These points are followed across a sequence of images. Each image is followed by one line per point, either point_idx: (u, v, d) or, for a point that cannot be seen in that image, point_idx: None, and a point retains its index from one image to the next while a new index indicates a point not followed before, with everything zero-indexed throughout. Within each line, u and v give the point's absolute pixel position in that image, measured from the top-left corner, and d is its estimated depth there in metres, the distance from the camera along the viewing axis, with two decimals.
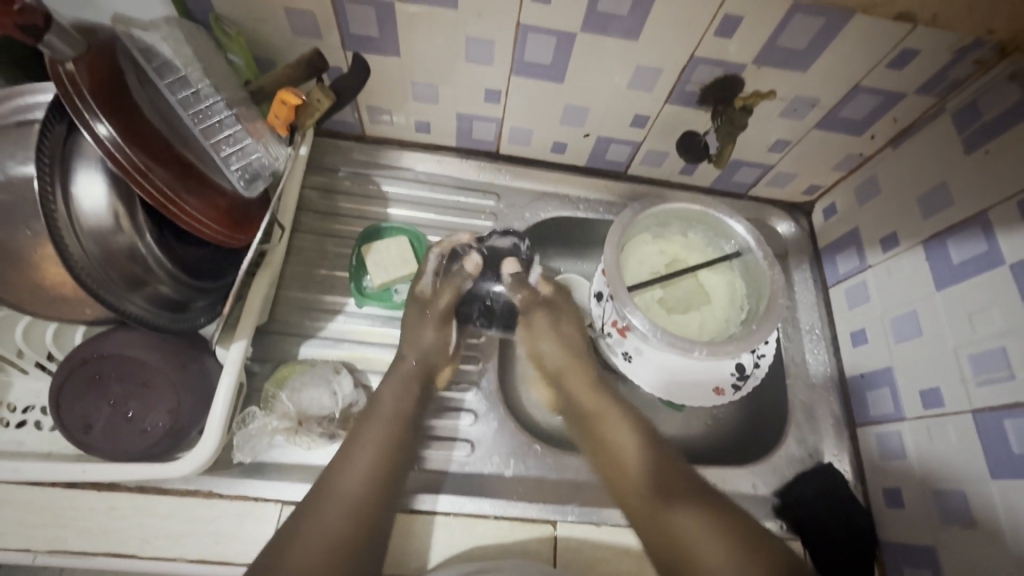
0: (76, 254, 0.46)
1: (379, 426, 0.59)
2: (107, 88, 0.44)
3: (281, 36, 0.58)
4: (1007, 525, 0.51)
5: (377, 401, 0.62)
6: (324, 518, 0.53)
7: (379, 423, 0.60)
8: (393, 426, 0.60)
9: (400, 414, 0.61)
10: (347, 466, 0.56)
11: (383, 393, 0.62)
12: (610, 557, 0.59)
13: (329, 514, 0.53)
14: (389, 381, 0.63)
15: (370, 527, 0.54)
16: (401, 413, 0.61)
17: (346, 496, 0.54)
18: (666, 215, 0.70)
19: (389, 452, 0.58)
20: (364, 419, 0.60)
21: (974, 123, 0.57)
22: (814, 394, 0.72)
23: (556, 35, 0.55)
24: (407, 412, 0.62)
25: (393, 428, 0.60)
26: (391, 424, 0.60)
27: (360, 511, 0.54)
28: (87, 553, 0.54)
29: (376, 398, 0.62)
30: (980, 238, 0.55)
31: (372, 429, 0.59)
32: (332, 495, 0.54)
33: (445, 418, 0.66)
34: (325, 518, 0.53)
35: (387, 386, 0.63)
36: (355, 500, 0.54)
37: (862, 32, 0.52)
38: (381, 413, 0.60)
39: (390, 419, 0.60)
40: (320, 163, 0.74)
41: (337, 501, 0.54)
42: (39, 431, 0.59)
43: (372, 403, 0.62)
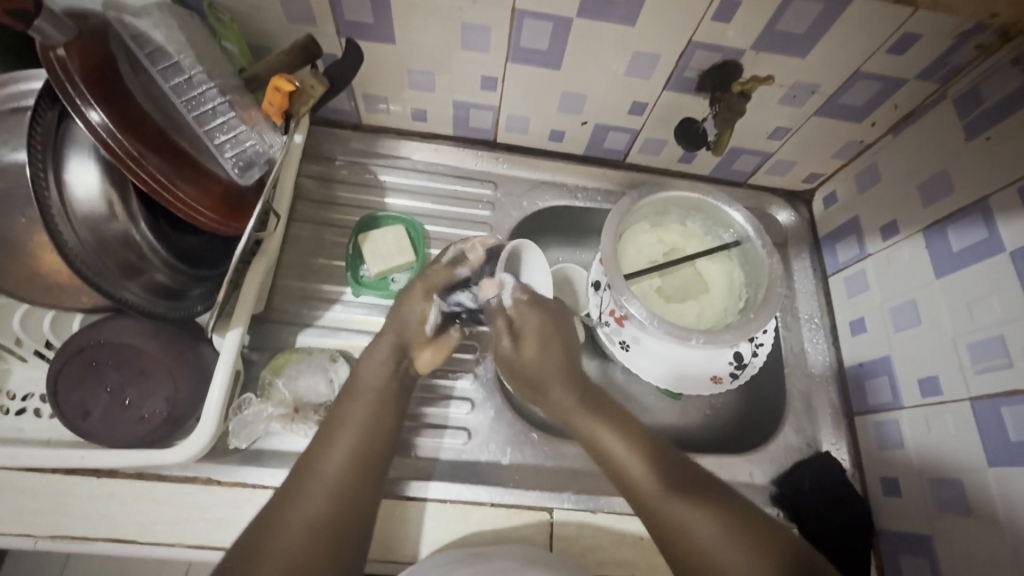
0: (70, 241, 0.47)
1: (358, 407, 0.58)
2: (98, 73, 0.43)
3: (276, 23, 0.58)
4: (1004, 513, 0.51)
5: (355, 381, 0.61)
6: (306, 502, 0.52)
7: (358, 405, 0.59)
8: (371, 408, 0.59)
9: (379, 394, 0.60)
10: (327, 448, 0.55)
11: (362, 374, 0.61)
12: (606, 545, 0.59)
13: (310, 496, 0.52)
14: (368, 361, 0.62)
15: (354, 509, 0.53)
16: (381, 394, 0.60)
17: (326, 478, 0.53)
18: (665, 204, 0.70)
19: (368, 433, 0.57)
20: (344, 401, 0.59)
21: (976, 109, 0.56)
22: (812, 383, 0.72)
23: (553, 21, 0.55)
24: (386, 393, 0.60)
25: (372, 409, 0.59)
26: (370, 405, 0.59)
27: (342, 493, 0.53)
28: (87, 538, 0.55)
29: (355, 378, 0.61)
30: (980, 226, 0.55)
31: (351, 411, 0.58)
32: (313, 478, 0.53)
33: (436, 406, 0.67)
34: (306, 503, 0.52)
35: (365, 365, 0.61)
36: (337, 481, 0.53)
37: (862, 15, 0.51)
38: (360, 394, 0.59)
39: (369, 400, 0.59)
40: (318, 152, 0.74)
41: (318, 483, 0.53)
42: (39, 418, 0.59)
43: (351, 384, 0.61)
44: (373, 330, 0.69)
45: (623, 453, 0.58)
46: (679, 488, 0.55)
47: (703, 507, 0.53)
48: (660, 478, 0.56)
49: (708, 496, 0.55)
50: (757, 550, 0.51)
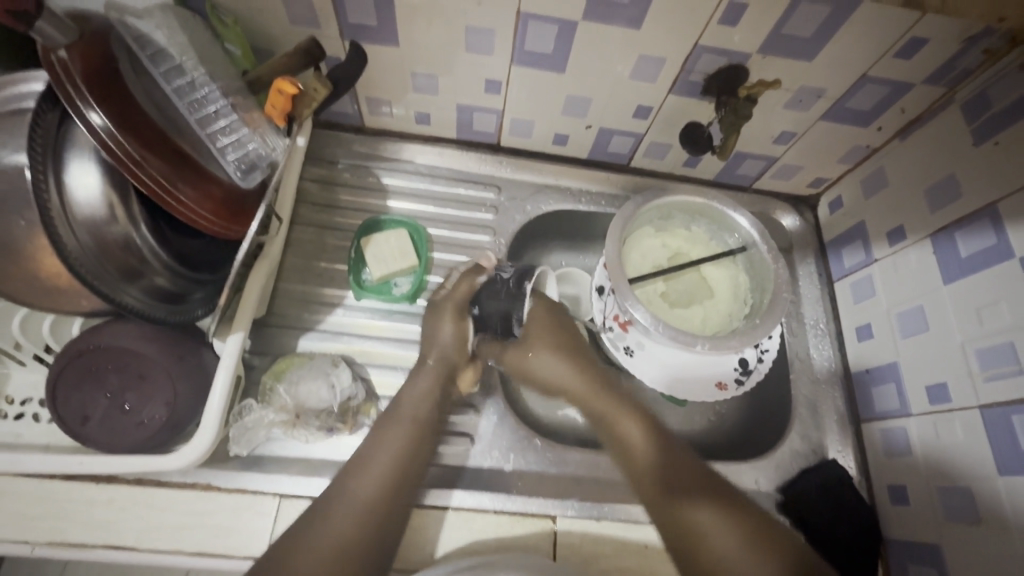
0: (70, 245, 0.46)
1: (398, 431, 0.57)
2: (100, 76, 0.43)
3: (279, 26, 0.57)
4: (1014, 523, 0.50)
5: (397, 405, 0.59)
6: (334, 528, 0.51)
7: (398, 428, 0.58)
8: (411, 436, 0.57)
9: (419, 422, 0.59)
10: (363, 473, 0.54)
11: (405, 396, 0.60)
12: (610, 553, 0.58)
13: (339, 524, 0.51)
14: (411, 383, 0.61)
15: (378, 542, 0.52)
16: (421, 421, 0.59)
17: (358, 507, 0.52)
18: (669, 208, 0.69)
19: (406, 463, 0.56)
20: (381, 424, 0.58)
21: (984, 114, 0.56)
22: (818, 389, 0.71)
23: (558, 24, 0.55)
24: (427, 420, 0.59)
25: (414, 435, 0.58)
26: (410, 433, 0.58)
27: (372, 524, 0.52)
28: (84, 545, 0.54)
29: (397, 400, 0.60)
30: (989, 232, 0.54)
31: (390, 437, 0.57)
32: (345, 504, 0.52)
33: (460, 414, 0.66)
34: (335, 529, 0.51)
35: (407, 391, 0.60)
36: (369, 512, 0.52)
37: (870, 19, 0.51)
38: (400, 419, 0.58)
39: (409, 428, 0.58)
40: (320, 155, 0.73)
41: (346, 509, 0.52)
42: (37, 423, 0.59)
43: (392, 408, 0.60)
44: (376, 335, 0.69)
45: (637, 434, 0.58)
46: (691, 484, 0.54)
47: (721, 514, 0.52)
48: (670, 477, 0.55)
49: (716, 494, 0.53)
50: (773, 556, 0.49)
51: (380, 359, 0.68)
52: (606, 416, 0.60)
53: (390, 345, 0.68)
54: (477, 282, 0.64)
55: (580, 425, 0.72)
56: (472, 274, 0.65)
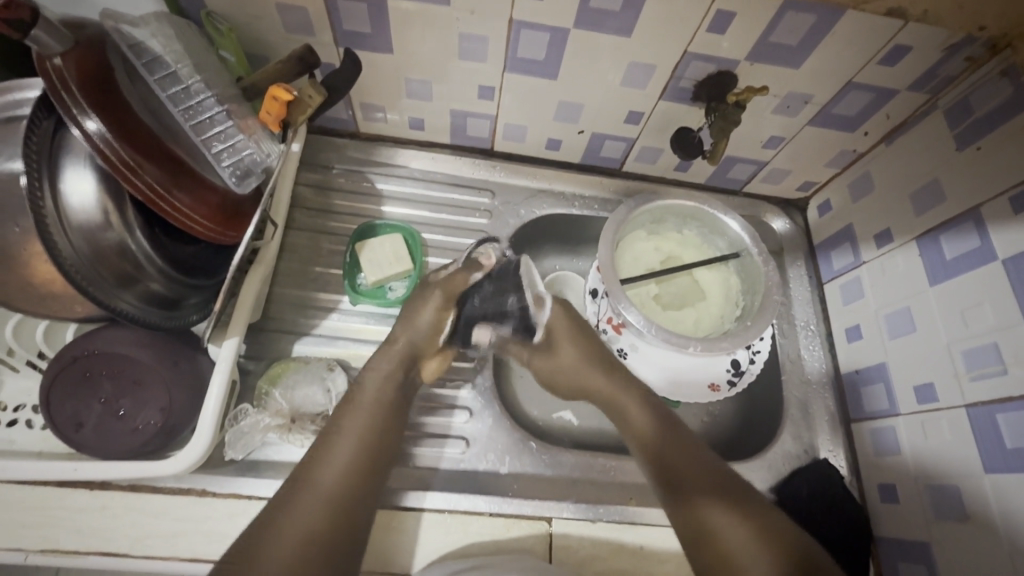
0: (65, 251, 0.46)
1: (359, 415, 0.57)
2: (95, 84, 0.43)
3: (274, 33, 0.58)
4: (1000, 520, 0.51)
5: (359, 387, 0.59)
6: (298, 510, 0.50)
7: (359, 412, 0.57)
8: (371, 415, 0.57)
9: (382, 403, 0.58)
10: (328, 456, 0.54)
11: (366, 379, 0.60)
12: (605, 555, 0.59)
13: (306, 508, 0.50)
14: (373, 369, 0.60)
15: (350, 524, 0.51)
16: (385, 403, 0.59)
17: (321, 487, 0.51)
18: (661, 212, 0.70)
19: (367, 441, 0.55)
20: (342, 410, 0.57)
21: (967, 120, 0.57)
22: (809, 391, 0.72)
23: (549, 32, 0.55)
24: (392, 400, 0.59)
25: (376, 416, 0.58)
26: (373, 415, 0.57)
27: (339, 505, 0.51)
28: (79, 552, 0.54)
29: (357, 387, 0.59)
30: (973, 234, 0.55)
31: (351, 420, 0.56)
32: (309, 491, 0.51)
33: (445, 415, 0.67)
34: (300, 510, 0.50)
35: (371, 372, 0.60)
36: (333, 494, 0.51)
37: (854, 27, 0.52)
38: (362, 401, 0.58)
39: (368, 410, 0.57)
40: (314, 161, 0.74)
41: (313, 498, 0.51)
42: (31, 429, 0.59)
43: (354, 389, 0.59)
44: (370, 339, 0.69)
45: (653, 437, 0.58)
46: (713, 487, 0.54)
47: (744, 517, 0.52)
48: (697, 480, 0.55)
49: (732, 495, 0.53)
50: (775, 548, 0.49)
51: None
52: (625, 410, 0.61)
53: None
54: (471, 277, 0.64)
55: (576, 428, 0.72)
56: (468, 270, 0.64)
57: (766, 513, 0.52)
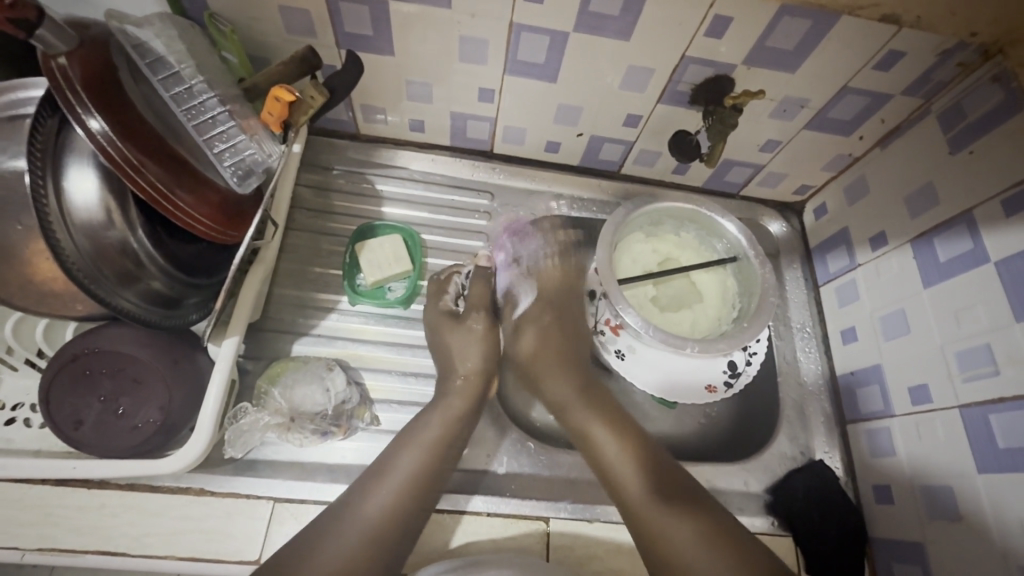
0: (67, 248, 0.46)
1: (421, 451, 0.58)
2: (99, 83, 0.43)
3: (276, 35, 0.58)
4: (993, 519, 0.52)
5: (424, 419, 0.60)
6: (340, 538, 0.51)
7: (422, 448, 0.58)
8: (431, 454, 0.58)
9: (444, 441, 0.59)
10: (379, 485, 0.55)
11: (433, 414, 0.61)
12: (602, 554, 0.59)
13: (347, 536, 0.52)
14: (440, 405, 0.62)
15: (387, 556, 0.52)
16: (449, 440, 0.59)
17: (368, 519, 0.53)
18: (659, 215, 0.71)
19: (421, 479, 0.56)
20: (401, 444, 0.58)
21: (959, 124, 0.57)
22: (805, 392, 0.72)
23: (549, 35, 0.56)
24: (457, 436, 0.61)
25: (439, 453, 0.58)
26: (435, 450, 0.58)
27: (383, 537, 0.53)
28: (76, 551, 0.54)
29: (421, 420, 0.60)
30: (965, 237, 0.56)
31: (408, 456, 0.57)
32: (353, 519, 0.53)
33: None
34: (341, 539, 0.51)
35: (440, 407, 0.61)
36: (379, 525, 0.53)
37: (849, 33, 0.53)
38: (423, 436, 0.59)
39: (425, 448, 0.58)
40: (314, 161, 0.74)
41: (355, 527, 0.52)
42: (29, 428, 0.59)
43: (418, 419, 0.61)
44: (370, 339, 0.69)
45: (619, 455, 0.59)
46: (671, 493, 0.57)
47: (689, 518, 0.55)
48: (653, 488, 0.57)
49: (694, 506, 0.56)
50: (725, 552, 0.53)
51: (373, 362, 0.68)
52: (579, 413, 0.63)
53: (384, 348, 0.69)
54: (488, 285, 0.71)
55: None
56: (484, 279, 0.71)
57: (716, 516, 0.56)
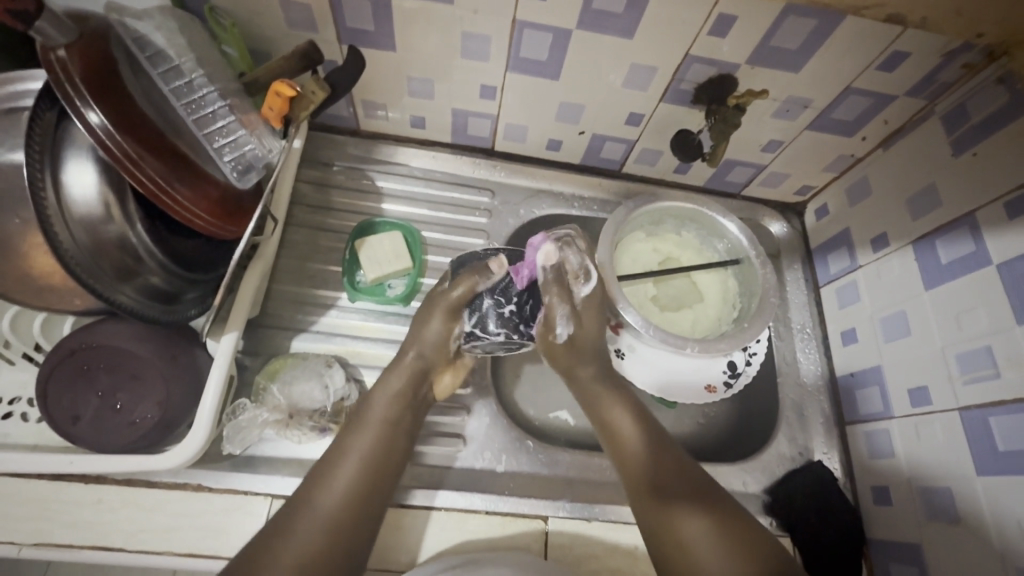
0: (67, 244, 0.46)
1: (366, 434, 0.56)
2: (98, 76, 0.43)
3: (277, 29, 0.58)
4: (992, 522, 0.52)
5: (369, 404, 0.58)
6: (303, 534, 0.50)
7: (366, 431, 0.57)
8: (380, 440, 0.56)
9: (390, 426, 0.58)
10: (332, 478, 0.53)
11: (374, 398, 0.59)
12: (600, 554, 0.59)
13: (310, 532, 0.51)
14: (381, 387, 0.60)
15: (347, 548, 0.51)
16: (392, 424, 0.58)
17: (326, 512, 0.52)
18: (660, 214, 0.71)
19: (374, 463, 0.55)
20: (351, 429, 0.57)
21: (963, 126, 0.57)
22: (804, 393, 0.72)
23: (552, 32, 0.56)
24: (399, 421, 0.58)
25: (382, 440, 0.57)
26: (379, 435, 0.57)
27: (341, 532, 0.51)
28: (73, 546, 0.54)
29: (366, 404, 0.59)
30: (967, 239, 0.56)
31: (359, 441, 0.56)
32: (311, 514, 0.51)
33: (446, 415, 0.66)
34: (305, 536, 0.50)
35: (379, 389, 0.59)
36: (336, 517, 0.52)
37: (853, 33, 0.52)
38: (369, 421, 0.57)
39: (376, 433, 0.57)
40: (314, 157, 0.74)
41: (314, 523, 0.51)
42: (25, 422, 0.58)
43: (363, 404, 0.59)
44: (369, 337, 0.69)
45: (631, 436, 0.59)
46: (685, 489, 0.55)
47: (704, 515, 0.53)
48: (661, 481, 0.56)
49: (700, 500, 0.55)
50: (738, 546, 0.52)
51: (372, 360, 0.68)
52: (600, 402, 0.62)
53: (382, 346, 0.69)
54: (477, 284, 0.58)
55: (572, 428, 0.71)
56: (473, 275, 0.58)
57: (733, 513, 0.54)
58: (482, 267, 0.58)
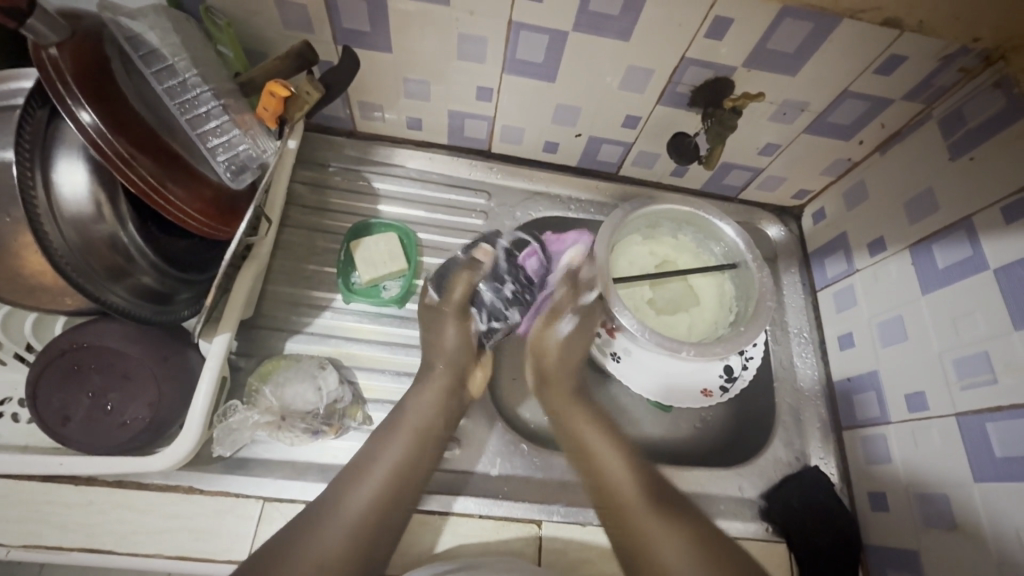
0: (56, 242, 0.46)
1: (400, 440, 0.59)
2: (90, 74, 0.43)
3: (273, 29, 0.58)
4: (989, 529, 0.51)
5: (402, 411, 0.61)
6: (325, 534, 0.52)
7: (400, 437, 0.59)
8: (413, 446, 0.59)
9: (425, 433, 0.60)
10: (361, 480, 0.56)
11: (410, 405, 0.62)
12: (594, 559, 0.59)
13: (331, 534, 0.52)
14: (418, 395, 0.62)
15: (369, 553, 0.53)
16: (426, 431, 0.60)
17: (351, 514, 0.54)
18: (656, 217, 0.70)
19: (402, 474, 0.57)
20: (384, 433, 0.59)
21: (960, 130, 0.57)
22: (801, 398, 0.72)
23: (548, 34, 0.56)
24: (432, 427, 0.61)
25: (414, 446, 0.59)
26: (413, 440, 0.59)
27: (364, 537, 0.53)
28: (62, 548, 0.53)
29: (402, 411, 0.61)
30: (965, 243, 0.56)
31: (392, 447, 0.58)
32: (335, 515, 0.53)
33: None
34: (327, 536, 0.52)
35: (415, 397, 0.62)
36: (360, 520, 0.54)
37: (850, 36, 0.52)
38: (402, 428, 0.60)
39: (410, 439, 0.59)
40: (311, 158, 0.74)
41: (337, 524, 0.53)
42: (16, 422, 0.58)
43: (398, 409, 0.62)
44: (364, 338, 0.68)
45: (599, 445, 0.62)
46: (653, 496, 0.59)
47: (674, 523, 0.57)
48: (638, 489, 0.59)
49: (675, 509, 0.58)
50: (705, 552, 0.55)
51: (366, 361, 0.67)
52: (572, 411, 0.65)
53: (376, 348, 0.68)
54: (472, 280, 0.69)
55: None
56: (468, 272, 0.69)
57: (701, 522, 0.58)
58: (473, 266, 0.69)
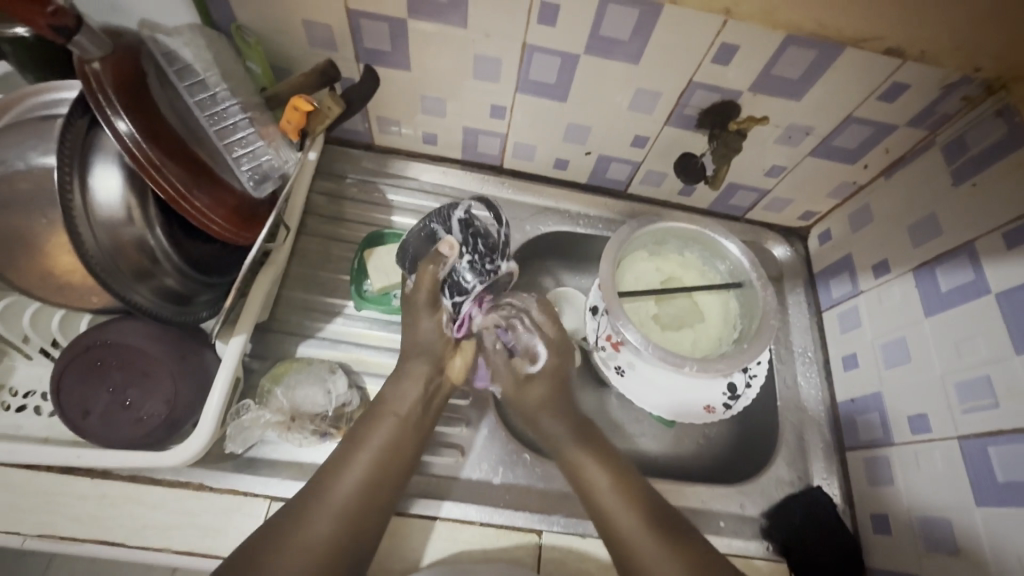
0: (89, 245, 0.48)
1: (384, 427, 0.59)
2: (128, 87, 0.46)
3: (298, 47, 0.61)
4: (991, 554, 0.51)
5: (382, 399, 0.61)
6: (312, 520, 0.52)
7: (383, 424, 0.59)
8: (396, 431, 0.59)
9: (409, 419, 0.60)
10: (343, 467, 0.56)
11: (393, 390, 0.61)
12: (593, 570, 0.59)
13: (317, 519, 0.52)
14: (400, 380, 0.62)
15: (358, 535, 0.53)
16: (409, 417, 0.60)
17: (336, 500, 0.54)
18: (663, 234, 0.72)
19: (387, 458, 0.57)
20: (367, 422, 0.60)
21: (963, 156, 0.58)
22: (805, 418, 0.72)
23: (561, 56, 0.58)
24: (412, 415, 0.60)
25: (397, 432, 0.59)
26: (397, 426, 0.59)
27: (350, 521, 0.53)
28: (75, 539, 0.55)
29: (386, 397, 0.61)
30: (968, 268, 0.56)
31: (375, 433, 0.59)
32: (320, 501, 0.54)
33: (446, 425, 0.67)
34: (313, 522, 0.52)
35: (397, 383, 0.62)
36: (345, 506, 0.54)
37: (853, 64, 0.54)
38: (387, 415, 0.60)
39: (392, 426, 0.59)
40: (329, 169, 0.76)
41: (323, 508, 0.53)
42: (39, 415, 0.60)
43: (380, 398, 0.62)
44: (373, 344, 0.70)
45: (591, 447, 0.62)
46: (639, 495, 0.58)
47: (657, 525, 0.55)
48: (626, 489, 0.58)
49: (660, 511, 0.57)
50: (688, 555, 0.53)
51: (375, 367, 0.69)
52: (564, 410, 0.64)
53: (386, 354, 0.70)
54: (438, 273, 0.63)
55: None
56: (432, 266, 0.63)
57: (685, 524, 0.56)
58: (435, 258, 0.63)
